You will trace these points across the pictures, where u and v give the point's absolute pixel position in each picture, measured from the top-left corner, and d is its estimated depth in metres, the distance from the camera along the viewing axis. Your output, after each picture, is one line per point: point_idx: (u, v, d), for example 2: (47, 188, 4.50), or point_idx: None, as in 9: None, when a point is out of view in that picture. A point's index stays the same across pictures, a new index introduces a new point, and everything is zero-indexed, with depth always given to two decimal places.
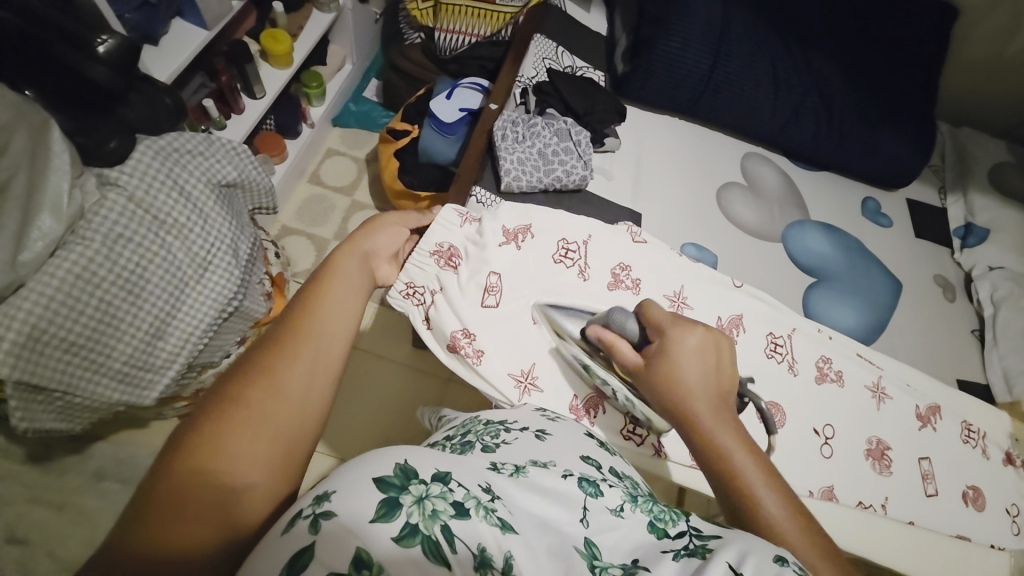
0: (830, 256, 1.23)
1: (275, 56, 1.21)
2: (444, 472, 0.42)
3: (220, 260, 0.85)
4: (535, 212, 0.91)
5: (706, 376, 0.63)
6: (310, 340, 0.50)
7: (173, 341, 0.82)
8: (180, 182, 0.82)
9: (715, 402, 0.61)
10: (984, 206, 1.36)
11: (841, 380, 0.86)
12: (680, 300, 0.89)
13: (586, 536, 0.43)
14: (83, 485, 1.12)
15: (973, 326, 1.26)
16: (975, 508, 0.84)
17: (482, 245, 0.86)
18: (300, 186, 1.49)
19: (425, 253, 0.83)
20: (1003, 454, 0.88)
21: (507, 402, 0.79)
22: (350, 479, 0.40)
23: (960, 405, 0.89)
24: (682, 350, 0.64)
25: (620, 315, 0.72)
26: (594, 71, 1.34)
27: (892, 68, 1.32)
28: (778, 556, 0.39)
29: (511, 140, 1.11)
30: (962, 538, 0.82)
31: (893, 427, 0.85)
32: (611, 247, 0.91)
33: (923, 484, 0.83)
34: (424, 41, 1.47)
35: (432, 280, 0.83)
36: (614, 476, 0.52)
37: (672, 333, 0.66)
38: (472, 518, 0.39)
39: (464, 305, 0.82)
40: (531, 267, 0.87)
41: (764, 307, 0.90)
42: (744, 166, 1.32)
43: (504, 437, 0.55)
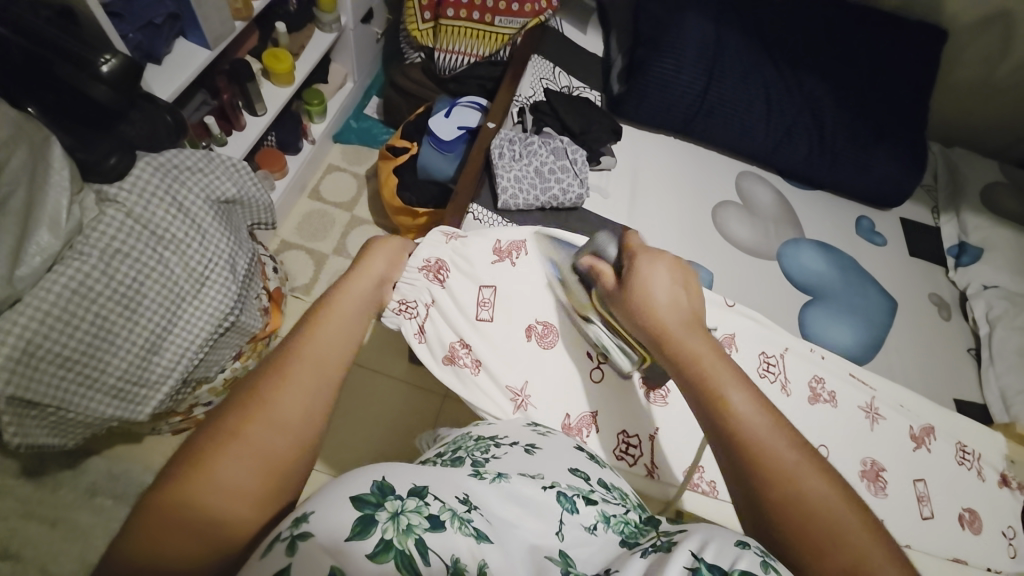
0: (825, 274, 1.24)
1: (276, 74, 1.23)
2: (421, 486, 0.43)
3: (219, 275, 0.86)
4: (529, 230, 0.90)
5: (675, 300, 0.63)
6: (311, 362, 0.50)
7: (168, 356, 0.82)
8: (179, 198, 0.83)
9: (687, 316, 0.61)
10: (977, 225, 1.37)
11: (834, 400, 0.86)
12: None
13: (561, 549, 0.44)
14: (74, 501, 1.10)
15: (970, 345, 1.26)
16: (971, 531, 0.83)
17: (473, 263, 0.86)
18: (300, 201, 1.51)
19: (414, 269, 0.82)
20: (998, 476, 0.88)
21: (502, 416, 0.80)
22: (326, 497, 0.40)
23: (956, 426, 0.89)
24: (651, 276, 0.65)
25: (603, 241, 0.78)
26: (591, 91, 1.36)
27: (884, 90, 1.35)
28: (738, 541, 0.40)
29: (507, 158, 1.12)
30: (959, 562, 0.81)
31: (888, 447, 0.84)
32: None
33: (919, 506, 0.82)
34: (425, 60, 1.49)
35: (423, 293, 0.82)
36: (603, 487, 0.53)
37: (644, 256, 0.67)
38: (447, 530, 0.40)
39: (457, 319, 0.83)
40: (527, 284, 0.87)
41: (758, 325, 0.89)
42: (739, 184, 1.34)
43: (493, 453, 0.55)
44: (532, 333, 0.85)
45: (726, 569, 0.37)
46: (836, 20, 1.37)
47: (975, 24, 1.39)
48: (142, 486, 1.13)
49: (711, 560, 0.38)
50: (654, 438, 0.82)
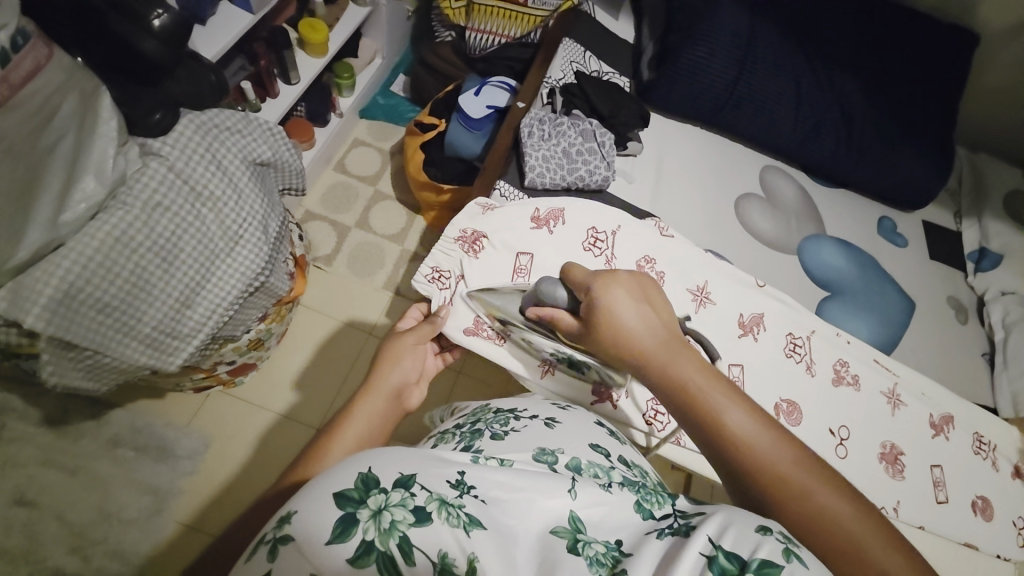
0: (846, 270, 1.25)
1: (311, 44, 1.22)
2: (407, 476, 0.43)
3: (251, 235, 0.88)
4: (570, 201, 0.93)
5: (647, 320, 0.64)
6: (373, 391, 0.64)
7: (200, 311, 0.85)
8: (217, 156, 0.85)
9: (663, 336, 0.63)
10: (999, 232, 1.38)
11: (857, 384, 0.87)
12: (703, 295, 0.89)
13: (570, 510, 0.46)
14: (97, 451, 1.13)
15: (985, 349, 1.28)
16: (983, 518, 0.84)
17: (510, 231, 0.88)
18: (325, 173, 1.52)
19: (450, 239, 0.87)
20: (1011, 467, 0.89)
21: (533, 379, 0.83)
22: (311, 497, 0.42)
23: (974, 417, 0.90)
24: (614, 299, 0.65)
25: (547, 284, 0.73)
26: (620, 77, 1.36)
27: (916, 90, 1.34)
28: (760, 527, 0.41)
29: (537, 137, 1.12)
30: (969, 546, 0.82)
31: (907, 433, 0.86)
32: (637, 238, 0.91)
33: (934, 490, 0.83)
34: (455, 39, 1.49)
35: (457, 264, 0.86)
36: (623, 464, 0.57)
37: (599, 281, 0.67)
38: (433, 523, 0.41)
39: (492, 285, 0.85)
40: (561, 252, 0.89)
41: (786, 308, 0.90)
42: (762, 178, 1.34)
43: (512, 426, 0.59)
44: None
45: (745, 558, 0.38)
46: (873, 17, 1.35)
47: (1013, 27, 1.38)
48: (164, 440, 1.16)
49: (728, 548, 0.40)
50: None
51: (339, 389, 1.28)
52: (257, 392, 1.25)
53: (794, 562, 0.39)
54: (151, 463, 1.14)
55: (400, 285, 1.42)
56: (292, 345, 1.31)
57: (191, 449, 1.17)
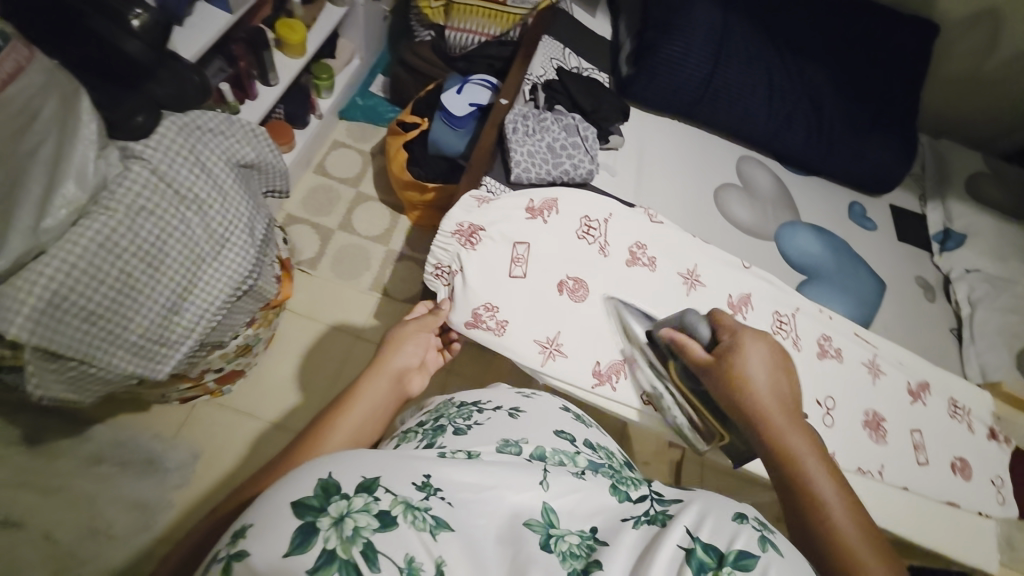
0: (819, 254, 1.31)
1: (289, 44, 1.20)
2: (370, 479, 0.43)
3: (237, 238, 0.87)
4: (562, 190, 0.94)
5: (776, 385, 0.66)
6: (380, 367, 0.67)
7: (187, 316, 0.84)
8: (202, 158, 0.84)
9: (787, 408, 0.64)
10: (961, 213, 1.46)
11: (840, 356, 0.91)
12: (694, 277, 0.92)
13: (544, 502, 0.47)
14: (80, 467, 1.10)
15: (952, 325, 1.36)
16: (962, 477, 0.88)
17: (507, 221, 0.89)
18: (305, 176, 1.50)
19: (448, 233, 0.87)
20: (986, 430, 0.94)
21: (531, 367, 0.82)
22: (267, 510, 0.40)
23: (949, 383, 0.95)
24: (752, 355, 0.68)
25: (693, 317, 0.77)
26: (599, 73, 1.38)
27: (880, 80, 1.40)
28: (736, 515, 0.44)
29: (521, 133, 1.13)
30: (952, 504, 0.87)
31: (888, 401, 0.90)
32: (628, 226, 0.94)
33: (915, 453, 0.88)
34: (434, 39, 1.49)
35: (455, 259, 0.86)
36: (589, 447, 0.60)
37: (746, 335, 0.70)
38: (397, 527, 0.40)
39: (490, 276, 0.85)
40: (554, 242, 0.90)
41: (772, 287, 0.94)
42: (739, 168, 1.39)
43: (475, 419, 0.61)
44: (563, 288, 0.87)
45: (723, 551, 0.41)
46: (839, 10, 1.41)
47: (967, 19, 1.46)
48: (150, 453, 1.14)
49: (706, 541, 0.42)
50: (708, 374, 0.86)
51: (330, 392, 1.27)
52: (245, 399, 1.23)
53: (770, 551, 0.41)
54: (137, 476, 1.11)
55: (388, 285, 1.42)
56: (280, 350, 1.29)
57: (179, 460, 1.14)
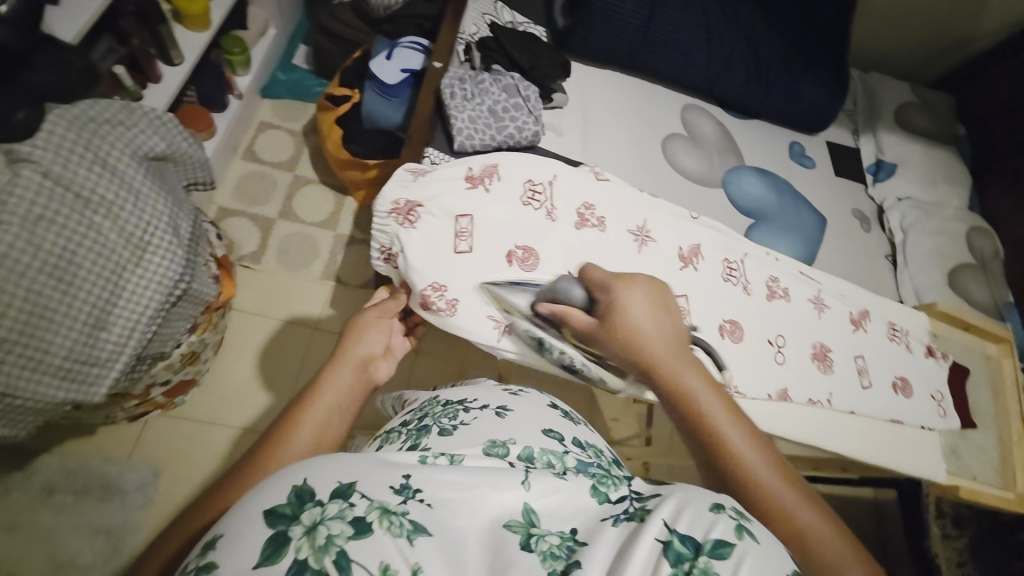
0: (765, 197, 1.35)
1: (190, 17, 1.07)
2: (347, 484, 0.41)
3: (160, 239, 0.79)
4: (502, 155, 0.89)
5: (657, 322, 0.66)
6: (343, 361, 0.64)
7: (116, 331, 0.77)
8: (103, 155, 0.75)
9: (670, 340, 0.64)
10: (891, 144, 1.53)
11: (788, 296, 0.94)
12: (644, 234, 0.91)
13: (525, 503, 0.43)
14: (32, 502, 1.03)
15: (888, 252, 1.44)
16: (904, 395, 0.96)
17: (447, 193, 0.85)
18: (234, 164, 1.39)
19: (382, 212, 0.83)
20: (925, 348, 1.01)
21: (487, 343, 0.81)
22: (237, 520, 0.39)
23: (887, 309, 1.00)
24: (628, 300, 0.68)
25: (564, 283, 0.77)
26: (535, 27, 1.32)
27: (811, 16, 1.41)
28: (714, 505, 0.41)
29: (459, 97, 1.07)
30: (896, 422, 0.94)
31: (833, 332, 0.95)
32: (574, 186, 0.91)
33: (859, 378, 0.94)
34: (354, 1, 1.38)
35: (394, 239, 0.82)
36: (576, 445, 0.58)
37: (619, 284, 0.70)
38: (373, 534, 0.38)
39: (435, 254, 0.82)
40: (498, 209, 0.86)
41: (719, 234, 0.95)
42: (684, 117, 1.38)
43: (462, 418, 0.61)
44: (513, 259, 0.84)
45: (700, 541, 0.38)
46: None
47: None
48: (106, 477, 1.07)
49: (683, 532, 0.39)
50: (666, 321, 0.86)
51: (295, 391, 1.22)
52: (202, 409, 1.16)
53: (746, 539, 0.39)
54: (97, 503, 1.05)
55: (340, 272, 1.36)
56: (232, 352, 1.22)
57: (139, 481, 1.08)
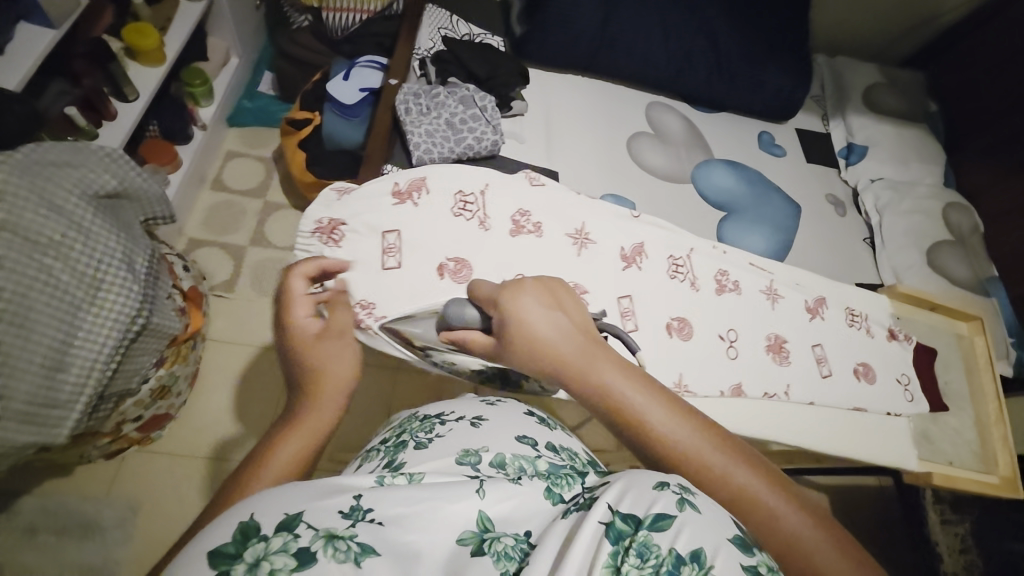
0: (735, 190, 1.34)
1: (143, 54, 1.07)
2: (292, 515, 0.39)
3: (115, 277, 0.79)
4: (429, 167, 0.85)
5: (558, 326, 0.59)
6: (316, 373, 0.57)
7: (76, 372, 0.76)
8: (52, 198, 0.75)
9: (580, 341, 0.57)
10: (861, 126, 1.52)
11: (738, 288, 0.94)
12: (584, 236, 0.88)
13: (480, 510, 0.43)
14: (13, 545, 1.02)
15: (865, 234, 1.42)
16: (867, 381, 0.93)
17: (377, 209, 0.81)
18: (203, 194, 1.40)
19: (305, 234, 0.77)
20: (885, 331, 0.99)
21: (423, 362, 0.75)
22: (181, 560, 0.38)
23: (845, 294, 0.99)
24: (521, 310, 0.60)
25: (455, 306, 0.67)
26: (492, 37, 1.32)
27: (769, 5, 1.41)
28: (657, 483, 0.41)
29: (415, 113, 1.08)
30: (858, 410, 0.92)
31: (788, 322, 0.93)
32: (509, 194, 0.87)
33: (818, 367, 0.92)
34: (313, 23, 1.38)
35: (321, 260, 0.77)
36: (551, 450, 0.57)
37: (506, 292, 0.62)
38: (318, 563, 0.37)
39: (363, 273, 0.77)
40: (430, 223, 0.82)
41: (663, 232, 0.94)
42: (648, 115, 1.38)
43: (437, 432, 0.60)
44: (445, 272, 0.80)
45: (641, 516, 0.38)
46: None
47: None
48: (86, 516, 1.06)
49: (626, 511, 0.39)
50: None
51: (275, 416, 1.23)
52: (181, 441, 1.16)
53: (687, 510, 0.38)
54: (79, 543, 1.05)
55: None
56: (209, 382, 1.22)
57: (119, 517, 1.08)
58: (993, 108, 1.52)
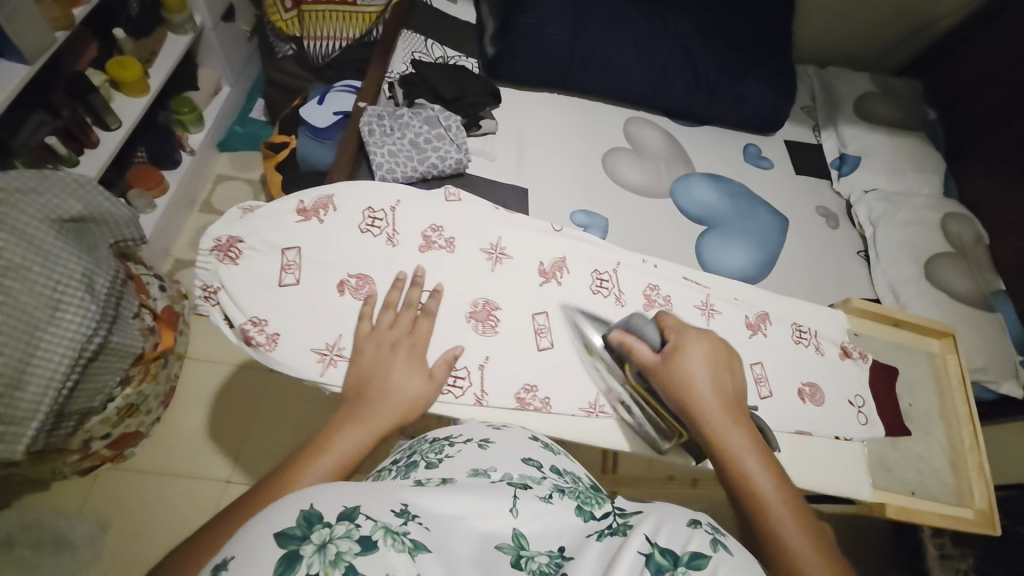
0: (717, 204, 1.30)
1: (125, 84, 1.15)
2: (351, 507, 0.36)
3: (73, 297, 0.81)
4: (340, 184, 0.82)
5: (720, 388, 0.64)
6: (375, 398, 0.62)
7: (31, 390, 0.78)
8: (15, 223, 0.78)
9: (735, 411, 0.62)
10: (854, 136, 1.46)
11: (668, 304, 0.86)
12: (498, 251, 0.84)
13: (514, 528, 0.41)
14: None
15: (859, 248, 1.36)
16: (812, 404, 0.85)
17: (279, 226, 0.78)
18: (192, 217, 1.45)
19: (204, 250, 0.75)
20: (838, 349, 0.91)
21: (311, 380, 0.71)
22: (247, 539, 0.34)
23: (790, 309, 0.92)
24: (694, 358, 0.66)
25: (639, 320, 0.73)
26: (466, 59, 1.34)
27: (745, 19, 1.39)
28: (690, 521, 0.40)
29: (379, 134, 1.09)
30: (802, 433, 0.83)
31: (724, 339, 0.86)
32: (421, 208, 0.83)
33: (757, 387, 0.83)
34: (297, 52, 1.43)
35: (216, 277, 0.75)
36: (556, 473, 0.52)
37: (689, 338, 0.68)
38: (380, 551, 0.34)
39: (257, 290, 0.75)
40: (335, 240, 0.79)
41: (586, 246, 0.88)
42: (627, 130, 1.37)
43: (447, 452, 0.55)
44: (345, 288, 0.76)
45: (678, 553, 0.36)
46: None
47: None
48: (57, 532, 1.07)
49: (663, 544, 0.37)
50: (484, 367, 0.76)
51: (247, 436, 1.23)
52: (152, 460, 1.17)
53: (721, 551, 0.37)
54: (49, 561, 1.05)
55: None
56: (185, 401, 1.24)
57: (88, 535, 1.08)
58: (994, 114, 1.45)
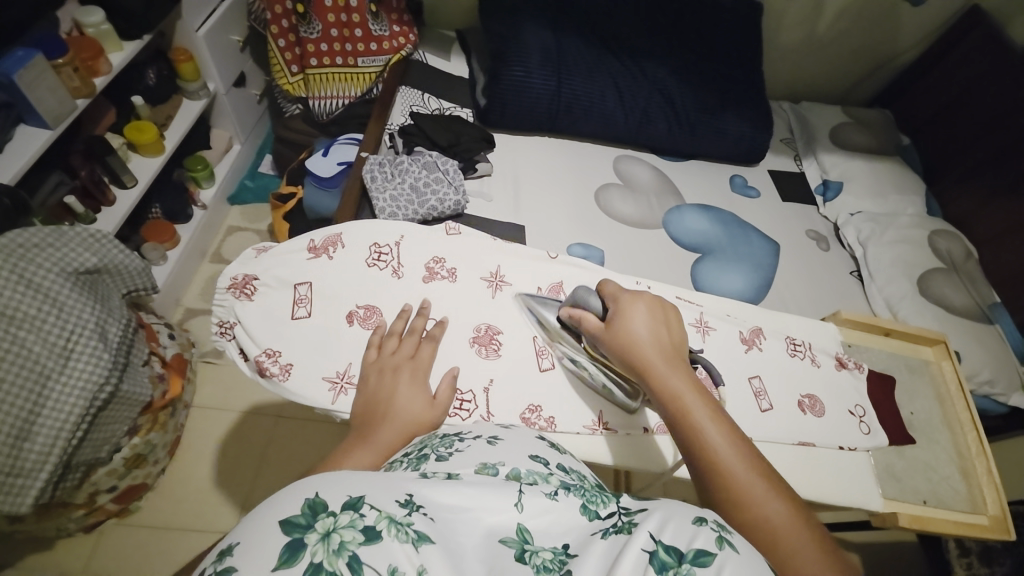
0: (710, 231, 1.35)
1: (142, 146, 1.24)
2: (356, 496, 0.38)
3: (85, 346, 0.84)
4: (347, 223, 0.87)
5: (657, 336, 0.67)
6: (388, 419, 0.64)
7: (40, 441, 0.80)
8: (32, 276, 0.81)
9: (670, 354, 0.65)
10: (833, 163, 1.53)
11: None
12: (498, 278, 0.87)
13: (519, 523, 0.41)
14: None
15: (852, 267, 1.39)
16: (813, 415, 0.85)
17: (292, 263, 0.82)
18: (203, 266, 1.50)
19: (220, 289, 0.78)
20: (833, 360, 0.92)
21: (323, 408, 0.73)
22: (254, 527, 0.37)
23: (784, 323, 0.94)
24: (634, 315, 0.69)
25: (584, 292, 0.77)
26: (461, 110, 1.43)
27: (719, 62, 1.49)
28: (696, 517, 0.40)
29: (380, 180, 1.16)
30: (805, 445, 0.83)
31: (719, 355, 0.87)
32: (421, 243, 0.87)
33: (756, 401, 0.84)
34: (303, 111, 1.53)
35: (232, 313, 0.78)
36: (564, 470, 0.51)
37: (625, 297, 0.71)
38: (383, 540, 0.36)
39: (271, 324, 0.78)
40: (343, 277, 0.82)
41: (580, 271, 0.91)
42: (617, 167, 1.44)
43: (457, 446, 0.53)
44: (355, 318, 0.79)
45: (683, 549, 0.37)
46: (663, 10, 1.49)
47: None
48: None
49: (668, 540, 0.38)
50: (488, 389, 0.78)
51: (253, 482, 1.22)
52: (159, 514, 1.15)
53: (726, 549, 0.38)
54: None
55: None
56: (192, 451, 1.24)
57: None
58: (964, 136, 1.53)
